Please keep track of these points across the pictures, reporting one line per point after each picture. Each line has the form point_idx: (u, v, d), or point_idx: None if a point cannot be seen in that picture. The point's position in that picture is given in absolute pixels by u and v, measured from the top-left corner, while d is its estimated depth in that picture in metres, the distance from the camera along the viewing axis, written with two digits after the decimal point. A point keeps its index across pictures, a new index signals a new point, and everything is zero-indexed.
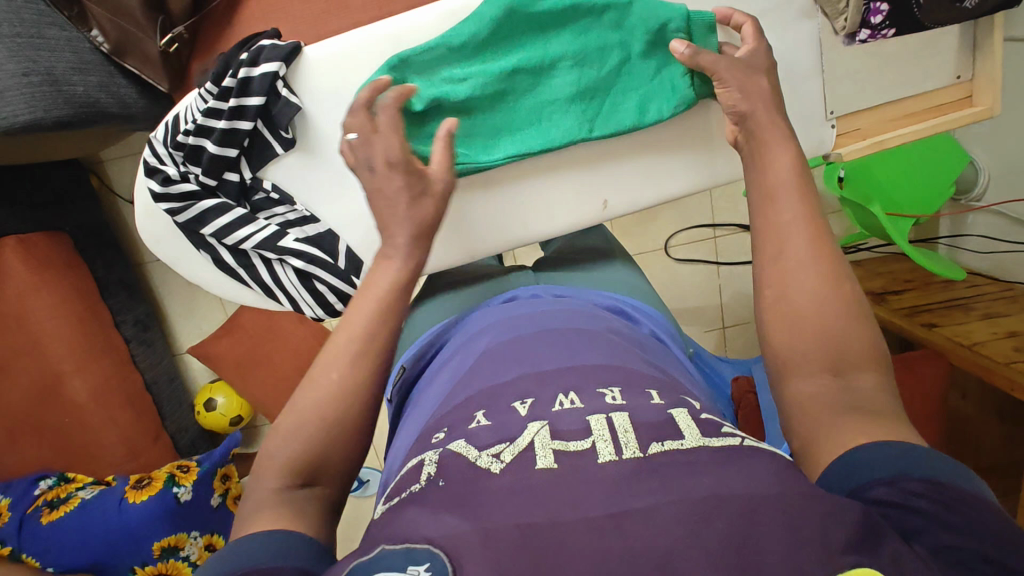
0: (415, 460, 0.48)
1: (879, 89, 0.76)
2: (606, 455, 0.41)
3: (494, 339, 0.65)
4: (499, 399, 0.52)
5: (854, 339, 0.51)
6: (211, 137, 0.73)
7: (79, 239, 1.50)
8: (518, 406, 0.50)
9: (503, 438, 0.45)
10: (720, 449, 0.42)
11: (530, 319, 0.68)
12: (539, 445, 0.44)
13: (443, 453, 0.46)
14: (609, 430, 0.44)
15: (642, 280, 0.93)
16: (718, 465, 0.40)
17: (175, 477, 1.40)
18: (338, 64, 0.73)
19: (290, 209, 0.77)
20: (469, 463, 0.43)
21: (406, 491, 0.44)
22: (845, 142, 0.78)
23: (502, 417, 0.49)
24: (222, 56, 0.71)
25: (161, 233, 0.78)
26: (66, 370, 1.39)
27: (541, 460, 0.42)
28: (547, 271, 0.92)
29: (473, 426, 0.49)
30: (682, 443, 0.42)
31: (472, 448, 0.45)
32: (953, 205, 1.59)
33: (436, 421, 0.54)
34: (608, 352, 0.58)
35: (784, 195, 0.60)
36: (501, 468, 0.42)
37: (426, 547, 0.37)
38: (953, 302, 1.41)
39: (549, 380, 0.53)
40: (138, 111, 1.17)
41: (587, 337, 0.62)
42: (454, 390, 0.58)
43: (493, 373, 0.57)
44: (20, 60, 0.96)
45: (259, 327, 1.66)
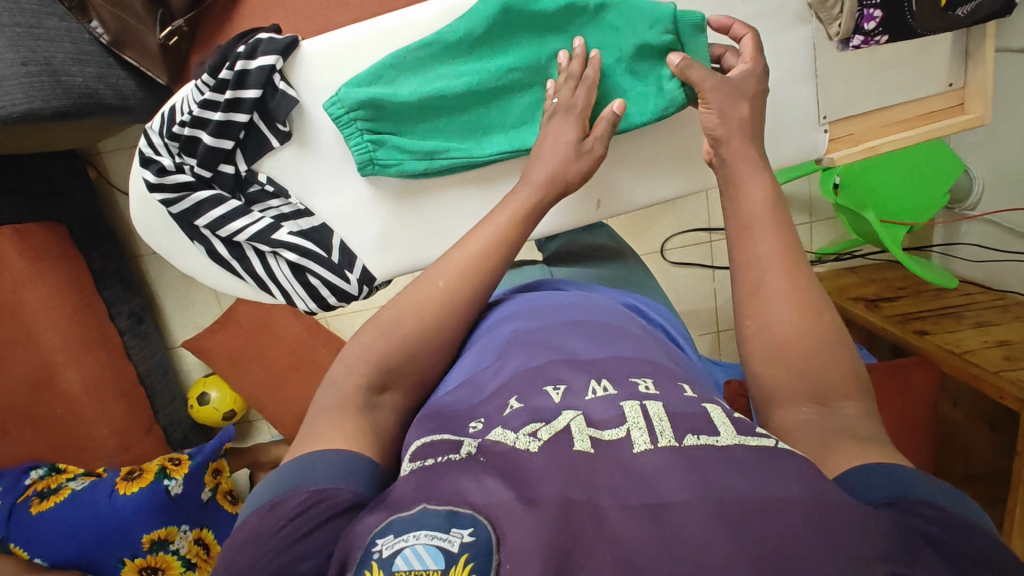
0: (448, 436, 0.48)
1: (871, 96, 0.76)
2: (641, 443, 0.42)
3: (518, 325, 0.65)
4: (531, 382, 0.53)
5: (832, 373, 0.52)
6: (207, 129, 0.72)
7: (75, 230, 1.50)
8: (551, 390, 0.51)
9: (539, 419, 0.47)
10: (759, 449, 0.42)
11: (556, 309, 0.68)
12: (576, 429, 0.45)
13: (481, 440, 0.46)
14: (644, 417, 0.45)
15: (651, 277, 0.94)
16: (745, 463, 0.40)
17: (166, 469, 1.42)
18: (331, 60, 0.74)
19: (285, 202, 0.77)
20: (509, 446, 0.44)
21: (444, 458, 0.45)
22: (838, 147, 0.78)
23: (535, 400, 0.50)
24: (220, 47, 0.71)
25: (155, 225, 0.78)
26: (59, 362, 1.39)
27: (579, 442, 0.43)
28: (558, 267, 0.92)
29: (507, 411, 0.49)
30: (717, 440, 0.43)
31: (508, 433, 0.46)
32: (947, 214, 1.60)
33: (463, 400, 0.55)
34: (636, 346, 0.59)
35: (758, 223, 0.60)
36: (538, 447, 0.43)
37: (470, 513, 0.39)
38: (945, 310, 1.42)
39: (582, 367, 0.54)
40: (137, 102, 1.17)
41: (612, 329, 0.63)
42: (479, 373, 0.59)
43: (523, 358, 0.58)
44: (19, 49, 0.97)
45: (255, 322, 1.66)
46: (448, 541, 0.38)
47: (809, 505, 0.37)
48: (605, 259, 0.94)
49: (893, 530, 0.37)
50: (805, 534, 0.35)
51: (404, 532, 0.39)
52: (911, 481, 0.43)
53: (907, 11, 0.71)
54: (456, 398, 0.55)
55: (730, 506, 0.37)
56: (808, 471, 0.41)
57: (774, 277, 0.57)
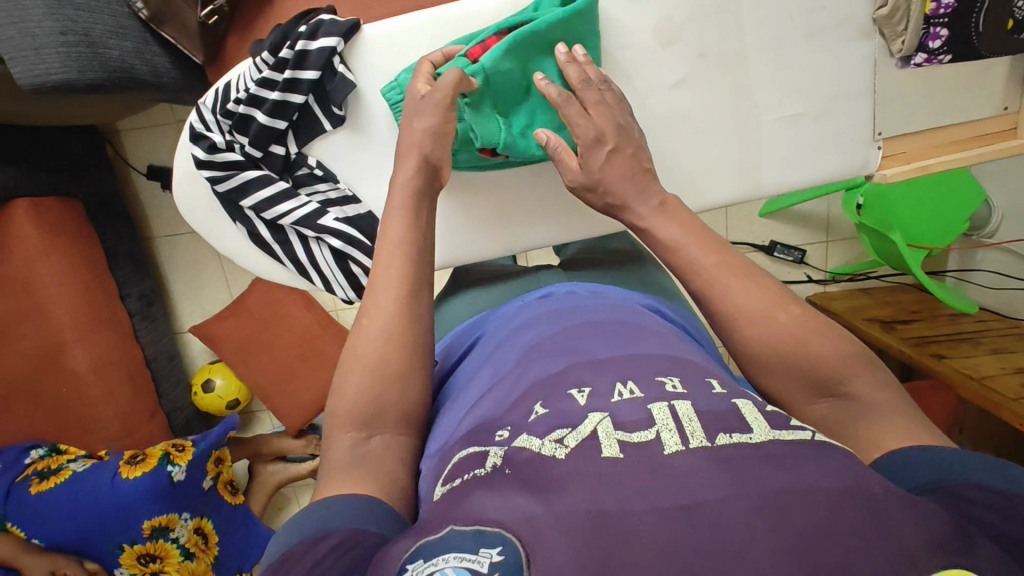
0: (476, 449, 0.47)
1: (927, 115, 0.76)
2: (671, 445, 0.40)
3: (537, 334, 0.62)
4: (555, 387, 0.50)
5: (878, 393, 0.51)
6: (262, 108, 0.71)
7: (90, 207, 1.48)
8: (576, 393, 0.48)
9: (565, 424, 0.44)
10: (795, 443, 0.40)
11: (575, 313, 0.65)
12: (603, 434, 0.42)
13: (507, 449, 0.44)
14: (674, 419, 0.42)
15: (672, 282, 0.93)
16: (787, 458, 0.38)
17: (170, 455, 1.38)
18: (395, 43, 0.72)
19: (332, 187, 0.76)
20: (535, 454, 0.42)
21: (468, 475, 0.44)
22: (890, 164, 0.78)
23: (559, 405, 0.47)
24: (281, 25, 0.70)
25: (197, 203, 0.77)
26: (69, 339, 1.36)
27: (606, 449, 0.41)
28: (578, 271, 0.89)
29: (532, 417, 0.47)
30: (751, 437, 0.40)
31: (534, 440, 0.44)
32: (964, 240, 1.61)
33: (492, 409, 0.52)
34: (660, 343, 0.56)
35: (693, 245, 0.59)
36: (565, 454, 0.41)
37: (497, 531, 0.37)
38: (960, 335, 1.42)
39: (605, 367, 0.51)
40: (170, 81, 1.14)
41: (639, 329, 0.60)
42: (503, 383, 0.56)
43: (544, 363, 0.55)
44: (59, 18, 0.95)
45: (266, 311, 1.64)
46: (477, 562, 0.37)
47: (868, 496, 0.36)
48: (636, 264, 0.93)
49: (952, 518, 0.37)
50: (864, 524, 0.34)
51: (433, 556, 0.38)
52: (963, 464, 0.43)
53: (972, 32, 0.72)
54: (484, 410, 0.53)
55: (783, 498, 0.35)
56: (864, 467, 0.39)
57: (742, 300, 0.56)
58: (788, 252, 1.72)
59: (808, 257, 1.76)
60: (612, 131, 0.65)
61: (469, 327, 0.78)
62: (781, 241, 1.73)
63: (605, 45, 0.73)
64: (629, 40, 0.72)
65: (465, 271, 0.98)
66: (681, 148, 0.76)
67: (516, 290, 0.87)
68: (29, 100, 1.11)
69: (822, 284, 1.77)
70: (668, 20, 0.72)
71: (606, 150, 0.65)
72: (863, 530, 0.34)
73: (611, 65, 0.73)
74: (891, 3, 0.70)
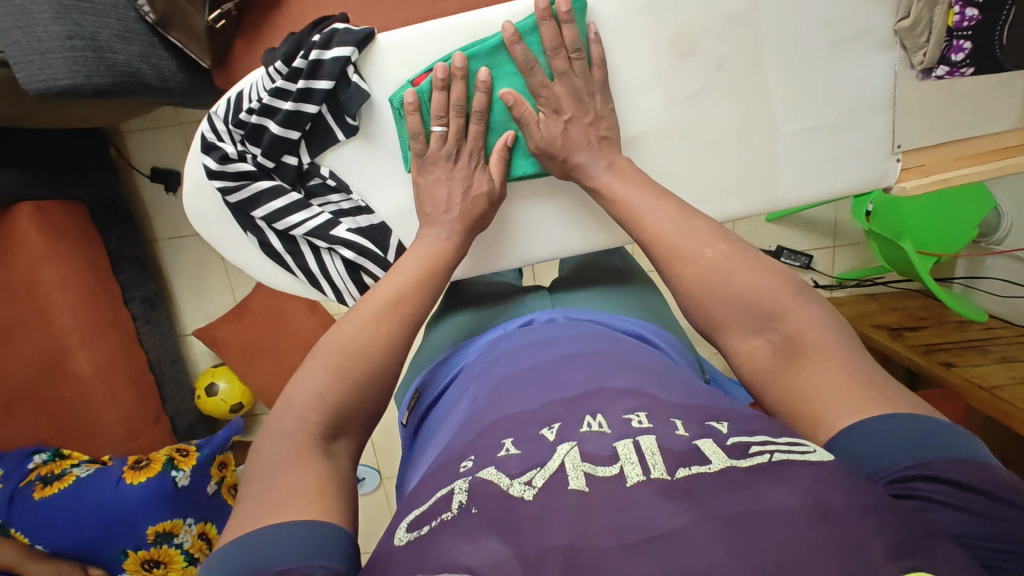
0: (443, 488, 0.44)
1: (946, 128, 0.76)
2: (634, 476, 0.39)
3: (509, 369, 0.61)
4: (527, 425, 0.48)
5: None
6: (275, 118, 0.71)
7: (95, 210, 1.47)
8: (546, 432, 0.47)
9: (533, 463, 0.43)
10: (753, 470, 0.38)
11: (549, 346, 0.64)
12: (570, 466, 0.41)
13: (472, 480, 0.43)
14: (636, 452, 0.41)
15: (662, 302, 0.91)
16: (742, 484, 0.37)
17: (174, 460, 1.36)
18: (408, 57, 0.71)
19: (345, 197, 0.75)
20: (500, 491, 0.40)
21: (437, 520, 0.41)
22: (908, 176, 0.77)
23: (531, 444, 0.45)
24: (295, 35, 0.69)
25: (209, 214, 0.76)
26: (72, 344, 1.35)
27: (572, 481, 0.40)
28: (563, 292, 0.87)
29: (502, 454, 0.45)
30: (710, 467, 0.39)
31: (502, 476, 0.42)
32: (972, 247, 1.60)
33: (462, 446, 0.51)
34: (635, 372, 0.55)
35: (721, 267, 0.59)
36: (534, 495, 0.39)
37: None
38: (968, 344, 1.42)
39: (575, 403, 0.50)
40: (177, 85, 1.13)
41: (615, 360, 0.58)
42: (476, 421, 0.54)
43: (516, 401, 0.53)
44: (66, 22, 0.94)
45: (270, 314, 1.62)
46: None
47: (826, 509, 0.35)
48: (627, 285, 0.90)
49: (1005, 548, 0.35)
50: (852, 540, 0.33)
51: None
52: (930, 444, 0.42)
53: (996, 45, 0.70)
54: (453, 450, 0.51)
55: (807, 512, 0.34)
56: (829, 477, 0.37)
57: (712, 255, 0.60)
58: (794, 257, 1.72)
59: (814, 262, 1.75)
60: (567, 101, 0.69)
61: (450, 357, 0.77)
62: (788, 247, 1.73)
63: (623, 56, 0.72)
64: (648, 49, 0.71)
65: (460, 288, 0.96)
66: (695, 159, 0.75)
67: (499, 310, 0.85)
68: (33, 104, 1.11)
69: (829, 290, 1.76)
70: (685, 30, 0.71)
71: (562, 121, 0.69)
72: (843, 553, 0.33)
73: (619, 83, 0.73)
74: (914, 15, 0.69)
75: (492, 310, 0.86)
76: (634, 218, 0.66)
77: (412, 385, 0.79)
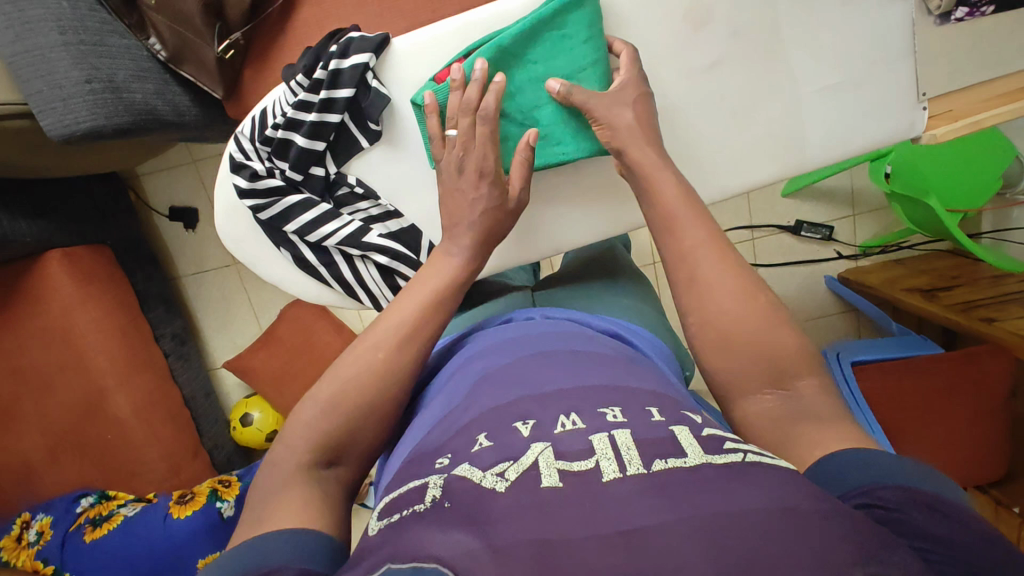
0: (415, 482, 0.44)
1: (972, 70, 0.75)
2: (610, 473, 0.39)
3: (487, 365, 0.60)
4: (502, 419, 0.48)
5: None
6: (300, 130, 0.72)
7: (119, 252, 1.50)
8: (520, 427, 0.46)
9: (507, 457, 0.42)
10: (726, 467, 0.38)
11: (529, 342, 0.63)
12: (544, 463, 0.40)
13: (447, 476, 0.42)
14: (612, 447, 0.41)
15: (647, 297, 0.91)
16: (716, 482, 0.37)
17: (218, 491, 1.37)
18: (427, 57, 0.72)
19: (374, 204, 0.76)
20: (474, 484, 0.40)
21: (408, 510, 0.40)
22: (937, 124, 0.75)
23: (504, 438, 0.45)
24: (313, 48, 0.71)
25: (241, 233, 0.77)
26: (109, 385, 1.37)
27: (545, 478, 0.39)
28: (544, 291, 0.89)
29: (475, 448, 0.45)
30: (686, 461, 0.39)
31: (476, 470, 0.42)
32: (996, 200, 1.57)
33: (436, 441, 0.49)
34: (609, 371, 0.55)
35: None
36: (506, 487, 0.39)
37: (433, 566, 0.34)
38: (1005, 297, 1.36)
39: (550, 400, 0.49)
40: (192, 119, 1.15)
41: (589, 359, 0.58)
42: (451, 415, 0.53)
43: (491, 395, 0.52)
44: (84, 67, 0.96)
45: (297, 339, 1.64)
46: None
47: (798, 512, 0.35)
48: (608, 279, 0.91)
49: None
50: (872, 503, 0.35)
51: None
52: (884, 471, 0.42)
53: None
54: (429, 444, 0.50)
55: None
56: (795, 481, 0.38)
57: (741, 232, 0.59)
58: (815, 230, 1.70)
59: (835, 233, 1.73)
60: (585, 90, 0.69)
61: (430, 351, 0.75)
62: (806, 220, 1.71)
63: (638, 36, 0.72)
64: (659, 26, 0.72)
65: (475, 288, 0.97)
66: (717, 131, 0.75)
67: (488, 310, 0.86)
68: (57, 150, 1.13)
69: (852, 259, 1.74)
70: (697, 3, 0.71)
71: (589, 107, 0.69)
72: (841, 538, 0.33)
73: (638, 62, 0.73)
74: None
75: (479, 312, 0.87)
76: (655, 189, 0.64)
77: None
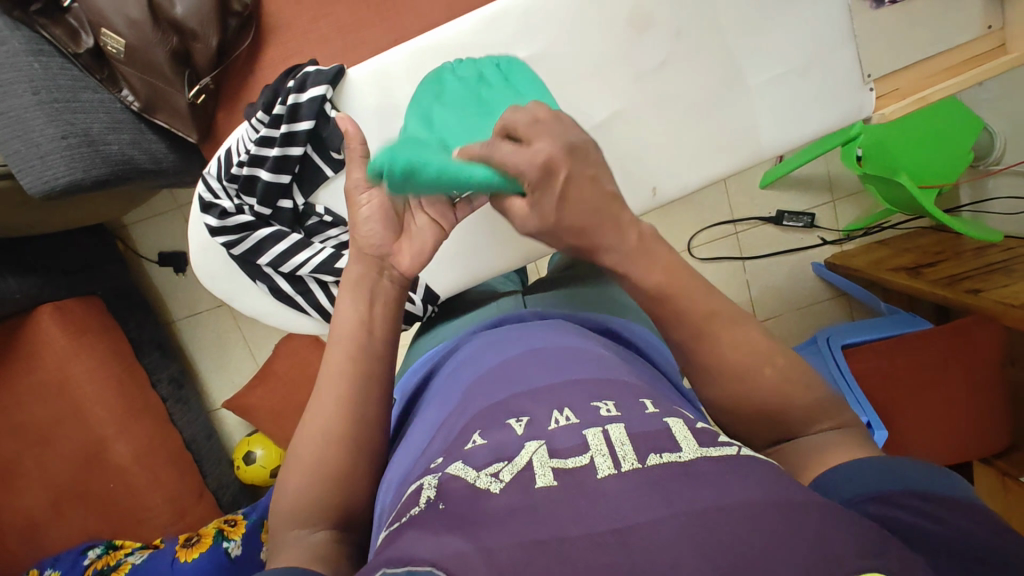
0: (414, 485, 0.45)
1: (913, 49, 0.77)
2: (605, 469, 0.39)
3: (481, 367, 0.61)
4: (496, 417, 0.49)
5: None
6: (265, 166, 0.74)
7: (110, 301, 1.52)
8: (514, 423, 0.47)
9: (501, 456, 0.43)
10: (720, 459, 0.40)
11: (521, 341, 0.64)
12: (538, 463, 0.41)
13: (440, 476, 0.43)
14: (606, 443, 0.41)
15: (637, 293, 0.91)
16: (713, 477, 0.38)
17: (224, 531, 1.36)
18: (381, 83, 0.74)
19: (343, 230, 0.78)
20: (467, 484, 0.40)
21: (406, 515, 0.41)
22: (886, 103, 0.78)
23: (497, 435, 0.45)
24: (270, 85, 0.73)
25: (216, 271, 0.78)
26: (109, 433, 1.37)
27: (540, 478, 0.40)
28: (537, 294, 0.90)
29: (469, 446, 0.45)
30: (680, 456, 0.40)
31: (469, 469, 0.42)
32: (971, 172, 1.59)
33: (435, 447, 0.50)
34: (599, 364, 0.55)
35: None
36: (500, 488, 0.40)
37: (428, 570, 0.34)
38: (991, 266, 1.37)
39: (543, 395, 0.50)
40: (169, 165, 1.18)
41: (579, 353, 0.58)
42: (449, 420, 0.54)
43: (486, 396, 0.53)
44: (59, 123, 0.99)
45: (293, 372, 1.64)
46: None
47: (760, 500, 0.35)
48: (593, 279, 0.91)
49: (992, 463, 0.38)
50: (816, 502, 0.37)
51: None
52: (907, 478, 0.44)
53: None
54: (428, 451, 0.51)
55: None
56: (782, 475, 0.39)
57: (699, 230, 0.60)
58: (796, 218, 1.72)
59: (817, 219, 1.74)
60: None
61: (426, 362, 0.76)
62: (787, 209, 1.73)
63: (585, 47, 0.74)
64: (605, 34, 0.74)
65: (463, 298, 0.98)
66: (675, 130, 0.77)
67: (479, 318, 0.86)
68: (39, 207, 1.15)
69: (838, 244, 1.75)
70: (639, 8, 0.73)
71: None
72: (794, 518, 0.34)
73: (589, 70, 0.75)
74: None
75: (472, 319, 0.87)
76: None
77: (394, 391, 0.76)
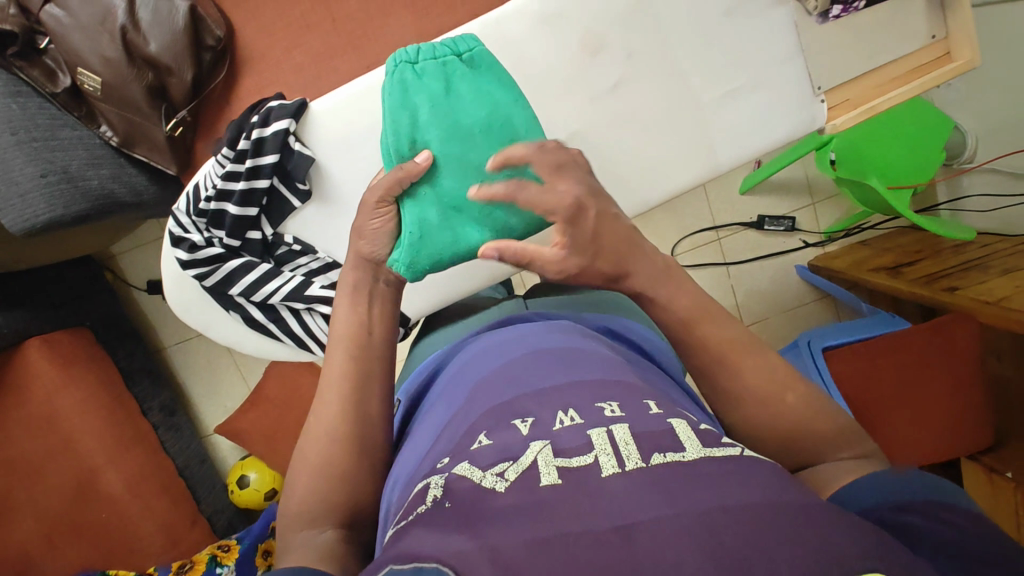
0: (420, 484, 0.45)
1: (862, 60, 0.81)
2: (609, 468, 0.40)
3: (486, 368, 0.61)
4: (501, 416, 0.49)
5: None
6: (232, 200, 0.76)
7: (99, 331, 1.53)
8: (519, 423, 0.47)
9: (507, 456, 0.43)
10: (725, 460, 0.40)
11: (525, 342, 0.65)
12: (543, 461, 0.41)
13: (447, 476, 0.43)
14: (611, 443, 0.42)
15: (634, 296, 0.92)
16: (716, 477, 0.38)
17: (217, 556, 1.37)
18: (342, 112, 0.76)
19: (313, 258, 0.80)
20: (474, 483, 0.41)
21: (412, 514, 0.42)
22: (836, 114, 0.82)
23: (503, 435, 0.46)
24: (234, 121, 0.75)
25: (190, 302, 0.80)
26: (99, 463, 1.38)
27: (545, 477, 0.40)
28: (537, 298, 0.90)
29: (475, 446, 0.46)
30: (684, 455, 0.40)
31: (475, 469, 0.43)
32: (946, 170, 1.61)
33: (442, 447, 0.51)
34: (603, 365, 0.56)
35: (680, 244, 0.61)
36: (505, 487, 0.40)
37: (435, 566, 0.34)
38: (968, 263, 1.38)
39: (548, 396, 0.51)
40: (151, 196, 1.19)
41: (582, 354, 0.59)
42: (455, 418, 0.55)
43: (491, 396, 0.54)
44: (38, 162, 1.01)
45: (284, 394, 1.65)
46: None
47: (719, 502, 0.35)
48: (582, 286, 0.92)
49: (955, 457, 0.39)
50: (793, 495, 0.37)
51: None
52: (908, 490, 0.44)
53: None
54: (435, 451, 0.51)
55: None
56: (786, 480, 0.40)
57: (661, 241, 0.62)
58: (777, 222, 1.73)
59: (798, 223, 1.76)
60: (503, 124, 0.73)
61: (427, 364, 0.77)
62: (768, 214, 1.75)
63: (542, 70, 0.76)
64: (560, 57, 0.76)
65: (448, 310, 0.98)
66: (639, 146, 0.79)
67: (477, 322, 0.86)
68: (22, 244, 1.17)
69: (819, 246, 1.77)
70: (591, 31, 0.75)
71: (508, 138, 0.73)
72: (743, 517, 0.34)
73: (547, 92, 0.77)
74: None
75: (471, 322, 0.88)
76: None
77: (397, 394, 0.77)
